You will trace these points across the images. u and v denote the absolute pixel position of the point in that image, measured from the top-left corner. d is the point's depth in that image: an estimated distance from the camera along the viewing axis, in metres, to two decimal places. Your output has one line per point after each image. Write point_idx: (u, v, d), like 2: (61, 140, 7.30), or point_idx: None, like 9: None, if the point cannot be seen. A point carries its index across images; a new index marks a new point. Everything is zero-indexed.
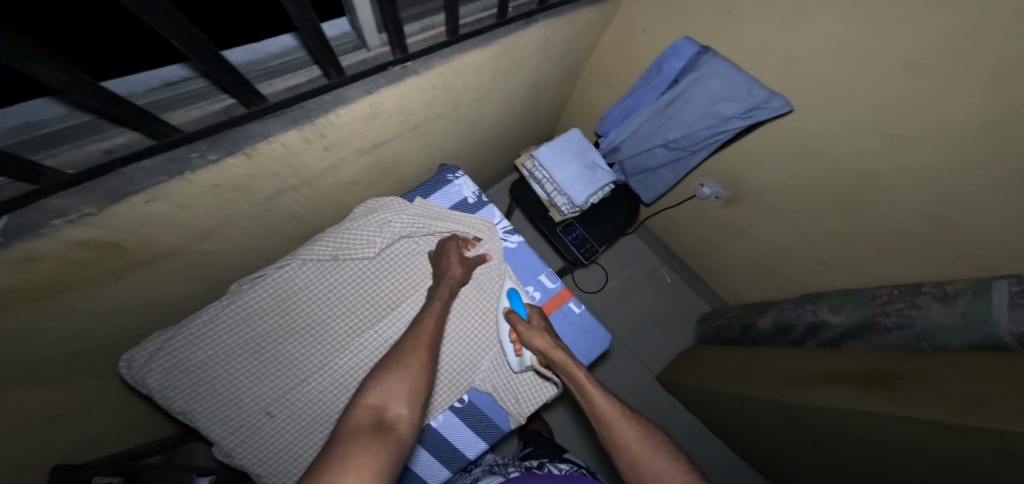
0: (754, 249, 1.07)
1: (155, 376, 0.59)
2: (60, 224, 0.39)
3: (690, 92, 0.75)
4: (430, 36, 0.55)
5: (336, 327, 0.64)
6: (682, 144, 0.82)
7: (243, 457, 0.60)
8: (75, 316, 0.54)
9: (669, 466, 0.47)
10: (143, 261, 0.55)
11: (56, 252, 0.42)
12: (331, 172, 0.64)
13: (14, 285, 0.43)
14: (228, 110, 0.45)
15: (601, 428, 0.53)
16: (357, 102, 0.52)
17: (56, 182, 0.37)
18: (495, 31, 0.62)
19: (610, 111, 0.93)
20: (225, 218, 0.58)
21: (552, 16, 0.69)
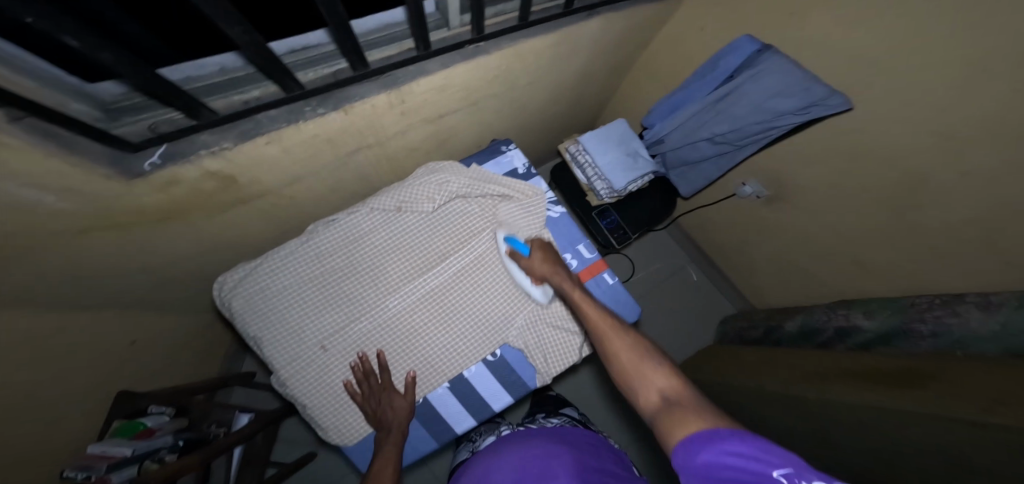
0: (787, 251, 1.07)
1: (240, 298, 0.70)
2: (205, 154, 0.50)
3: (745, 87, 0.78)
4: (501, 20, 0.62)
5: (390, 272, 0.72)
6: (729, 139, 0.85)
7: (299, 382, 0.69)
8: (186, 232, 0.66)
9: (654, 370, 0.47)
10: (245, 198, 0.66)
11: (194, 177, 0.53)
12: (399, 136, 0.73)
13: (160, 200, 0.54)
14: (337, 74, 0.54)
15: (596, 336, 0.54)
16: (436, 74, 0.60)
17: (209, 120, 0.47)
18: (560, 20, 0.67)
19: (659, 104, 0.97)
20: (311, 167, 0.68)
21: (611, 9, 0.73)
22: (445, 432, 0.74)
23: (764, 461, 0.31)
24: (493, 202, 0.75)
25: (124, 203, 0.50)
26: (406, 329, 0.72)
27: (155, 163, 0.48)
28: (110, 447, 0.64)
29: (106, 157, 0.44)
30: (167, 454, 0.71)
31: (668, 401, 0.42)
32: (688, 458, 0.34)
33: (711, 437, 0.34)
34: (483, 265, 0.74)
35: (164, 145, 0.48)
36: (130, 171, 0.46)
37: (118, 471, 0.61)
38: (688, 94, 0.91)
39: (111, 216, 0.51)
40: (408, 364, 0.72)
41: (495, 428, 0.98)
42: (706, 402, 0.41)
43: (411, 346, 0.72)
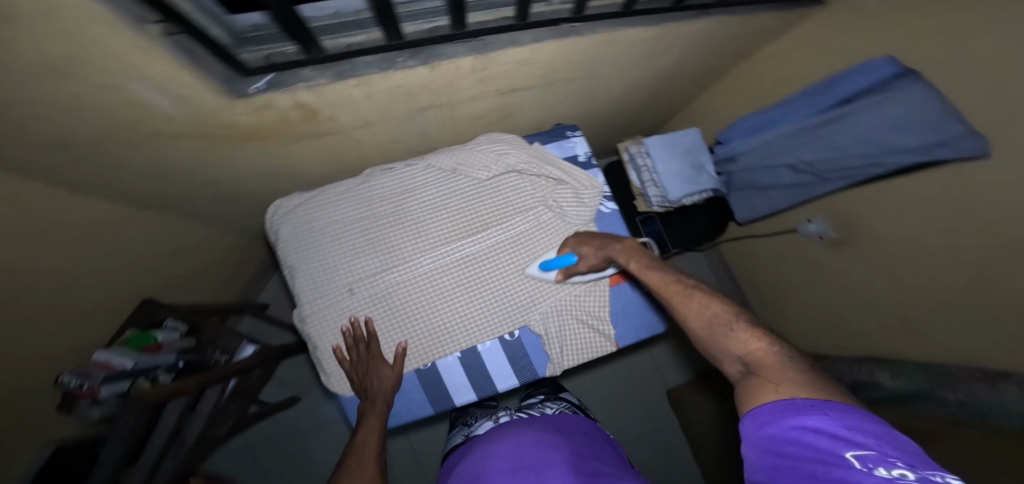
0: (827, 296, 1.09)
1: (288, 225, 0.71)
2: (302, 86, 0.53)
3: (858, 115, 0.76)
4: (604, 5, 0.61)
5: (430, 230, 0.72)
6: (815, 169, 0.84)
7: (323, 318, 0.71)
8: (260, 156, 0.70)
9: (732, 337, 0.44)
10: (319, 133, 0.68)
11: (285, 106, 0.55)
12: (470, 102, 0.74)
13: (253, 121, 0.57)
14: (434, 30, 0.55)
15: (665, 303, 0.53)
16: (525, 46, 0.60)
17: (318, 57, 0.50)
18: (663, 15, 0.66)
19: (745, 118, 0.94)
20: (383, 115, 0.70)
21: (709, 17, 0.71)
22: (443, 402, 0.74)
23: (848, 440, 0.27)
24: (548, 184, 0.74)
25: (219, 119, 0.53)
26: (432, 289, 0.71)
27: (260, 88, 0.51)
28: (115, 357, 0.72)
29: (223, 77, 0.47)
30: (162, 374, 0.76)
31: (753, 368, 0.39)
32: (753, 431, 0.32)
33: (781, 409, 0.31)
34: (523, 245, 0.72)
35: (272, 74, 0.51)
36: (239, 92, 0.49)
37: (109, 384, 0.68)
38: (782, 114, 0.89)
39: (205, 130, 0.55)
40: (424, 331, 0.71)
41: (491, 414, 0.98)
42: (796, 370, 0.36)
43: (432, 310, 0.71)
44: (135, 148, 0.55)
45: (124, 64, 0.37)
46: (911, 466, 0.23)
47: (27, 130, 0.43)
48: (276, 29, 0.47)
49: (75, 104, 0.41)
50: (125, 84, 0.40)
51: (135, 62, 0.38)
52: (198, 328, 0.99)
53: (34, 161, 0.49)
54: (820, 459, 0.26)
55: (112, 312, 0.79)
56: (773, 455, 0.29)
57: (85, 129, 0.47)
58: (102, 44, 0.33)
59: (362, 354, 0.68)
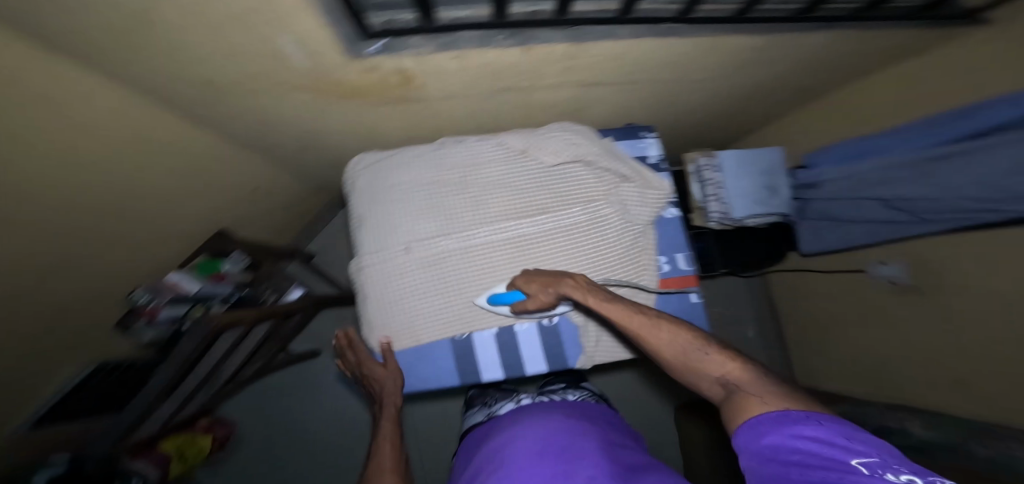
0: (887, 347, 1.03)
1: (361, 177, 0.75)
2: (411, 53, 0.58)
3: (970, 159, 0.69)
4: (719, 9, 0.60)
5: (490, 205, 0.74)
6: (914, 207, 0.80)
7: (376, 270, 0.74)
8: (351, 113, 0.76)
9: (703, 361, 0.53)
10: (406, 98, 0.73)
11: (389, 68, 0.61)
12: (549, 89, 0.76)
13: (355, 77, 0.63)
14: (535, 14, 0.58)
15: (637, 338, 0.59)
16: (622, 40, 0.60)
17: (429, 26, 0.55)
18: (780, 26, 0.64)
19: (838, 144, 0.92)
20: (467, 89, 0.74)
21: (815, 36, 0.68)
22: (469, 375, 0.76)
23: (842, 448, 0.32)
24: (613, 179, 0.74)
25: (330, 72, 0.59)
26: (484, 262, 0.73)
27: (375, 50, 0.57)
28: (184, 280, 0.82)
29: (348, 35, 0.53)
30: (217, 303, 0.87)
31: (729, 387, 0.49)
32: (753, 440, 0.38)
33: (781, 420, 0.37)
34: (576, 235, 0.73)
35: (387, 38, 0.57)
36: (354, 53, 0.56)
37: (170, 307, 0.80)
38: (888, 142, 0.84)
39: (317, 80, 0.61)
40: (467, 303, 0.74)
41: (511, 396, 1.00)
42: (764, 382, 0.47)
43: (478, 282, 0.73)
44: (259, 94, 0.63)
45: (279, 18, 0.44)
46: (914, 471, 0.28)
47: (195, 67, 0.52)
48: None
49: (232, 52, 0.50)
50: (275, 35, 0.48)
51: (288, 16, 0.44)
52: (258, 265, 1.09)
53: (183, 93, 0.58)
54: (821, 463, 0.32)
55: (200, 231, 0.90)
56: (778, 462, 0.34)
57: (230, 73, 0.55)
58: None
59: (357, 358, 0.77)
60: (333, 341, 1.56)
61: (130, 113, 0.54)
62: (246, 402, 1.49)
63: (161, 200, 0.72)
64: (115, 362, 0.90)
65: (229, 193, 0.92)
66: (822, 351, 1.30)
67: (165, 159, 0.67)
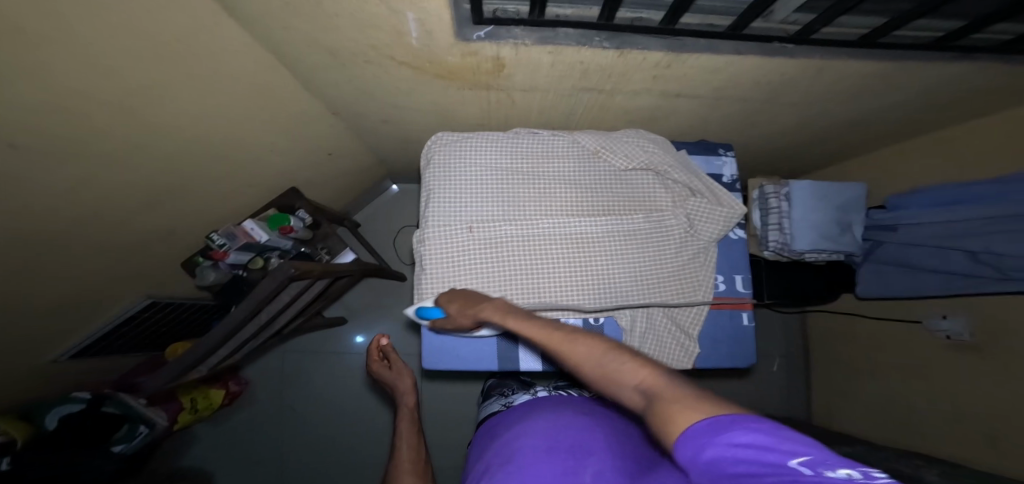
0: (927, 409, 1.01)
1: (437, 154, 0.78)
2: (512, 43, 0.62)
3: None
4: (842, 32, 0.60)
5: (556, 199, 0.76)
6: (1003, 263, 0.77)
7: (437, 243, 0.77)
8: (441, 95, 0.81)
9: (622, 369, 0.44)
10: (496, 85, 0.76)
11: (489, 54, 0.65)
12: (633, 95, 0.78)
13: (456, 60, 0.67)
14: (635, 20, 0.61)
15: (550, 356, 0.52)
16: (721, 54, 0.62)
17: (535, 17, 0.58)
18: (909, 55, 0.62)
19: (934, 188, 0.87)
20: (555, 85, 0.77)
21: (931, 71, 0.67)
22: (510, 361, 0.79)
23: (781, 451, 0.26)
24: (682, 193, 0.75)
25: (435, 51, 0.64)
26: (540, 252, 0.75)
27: (480, 36, 0.61)
28: (257, 230, 0.90)
29: (460, 19, 0.57)
30: (274, 256, 0.98)
31: (648, 397, 0.39)
32: (691, 457, 0.30)
33: (712, 426, 0.30)
34: (638, 241, 0.74)
35: (493, 26, 0.61)
36: (462, 37, 0.60)
37: (239, 252, 0.89)
38: (989, 192, 0.80)
39: (420, 59, 0.65)
40: (519, 291, 0.75)
41: (528, 389, 1.02)
42: (685, 385, 0.38)
43: (532, 271, 0.75)
44: (364, 66, 0.67)
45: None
46: (851, 465, 0.25)
47: (326, 35, 0.57)
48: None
49: (360, 24, 0.54)
50: (403, 11, 0.51)
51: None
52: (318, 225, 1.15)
53: (301, 56, 0.63)
54: (777, 478, 0.25)
55: (274, 185, 0.96)
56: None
57: (348, 43, 0.60)
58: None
59: (380, 367, 0.90)
60: (364, 308, 1.63)
61: (253, 63, 0.60)
62: (276, 353, 1.58)
63: (254, 149, 0.78)
64: (167, 301, 0.94)
65: (310, 154, 0.98)
66: (853, 399, 1.27)
67: (269, 112, 0.73)
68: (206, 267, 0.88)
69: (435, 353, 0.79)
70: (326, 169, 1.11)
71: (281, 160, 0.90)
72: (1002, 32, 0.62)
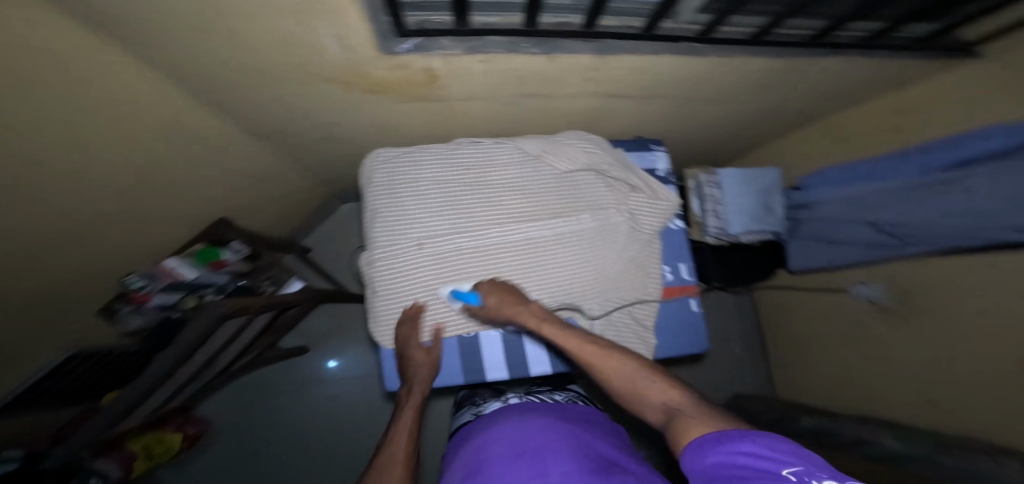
0: (864, 364, 1.12)
1: (377, 172, 0.75)
2: (440, 54, 0.60)
3: (971, 182, 0.73)
4: (734, 32, 0.65)
5: (504, 206, 0.76)
6: (899, 230, 0.86)
7: (386, 263, 0.74)
8: (376, 110, 0.77)
9: (650, 387, 0.52)
10: (431, 96, 0.75)
11: (419, 67, 0.63)
12: (569, 98, 0.80)
13: (385, 74, 0.64)
14: (562, 25, 0.62)
15: (587, 367, 0.58)
16: (643, 55, 0.65)
17: (462, 28, 0.57)
18: (793, 50, 0.68)
19: (832, 169, 1.00)
20: (492, 93, 0.76)
21: (829, 62, 0.74)
22: (476, 374, 0.77)
23: (774, 460, 0.32)
24: (623, 189, 0.78)
25: (361, 66, 0.61)
26: (494, 261, 0.74)
27: (407, 48, 0.59)
28: (181, 267, 0.80)
29: (384, 32, 0.55)
30: (211, 293, 0.85)
31: (671, 412, 0.47)
32: (698, 461, 0.37)
33: (719, 439, 0.37)
34: (587, 240, 0.75)
35: (420, 38, 0.59)
36: (387, 50, 0.58)
37: (163, 294, 0.77)
38: (882, 168, 0.91)
39: (344, 73, 0.62)
40: (478, 302, 0.75)
41: (499, 396, 1.01)
42: (703, 406, 0.46)
43: (488, 281, 0.74)
44: (285, 84, 0.63)
45: (326, 11, 0.46)
46: (833, 476, 0.30)
47: (236, 54, 0.53)
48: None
49: (272, 42, 0.51)
50: (317, 28, 0.49)
51: (337, 10, 0.46)
52: (258, 254, 1.07)
53: (211, 77, 0.58)
54: (763, 477, 0.31)
55: (199, 216, 0.87)
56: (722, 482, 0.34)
57: (264, 62, 0.56)
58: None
59: (410, 328, 0.72)
60: (330, 335, 1.54)
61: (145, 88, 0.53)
62: (229, 397, 1.45)
63: (172, 180, 0.70)
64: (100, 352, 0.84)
65: (238, 179, 0.91)
66: (803, 362, 1.38)
67: (180, 138, 0.66)
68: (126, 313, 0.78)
69: (398, 376, 0.76)
70: (258, 193, 1.03)
71: (204, 190, 0.82)
72: (865, 29, 0.72)
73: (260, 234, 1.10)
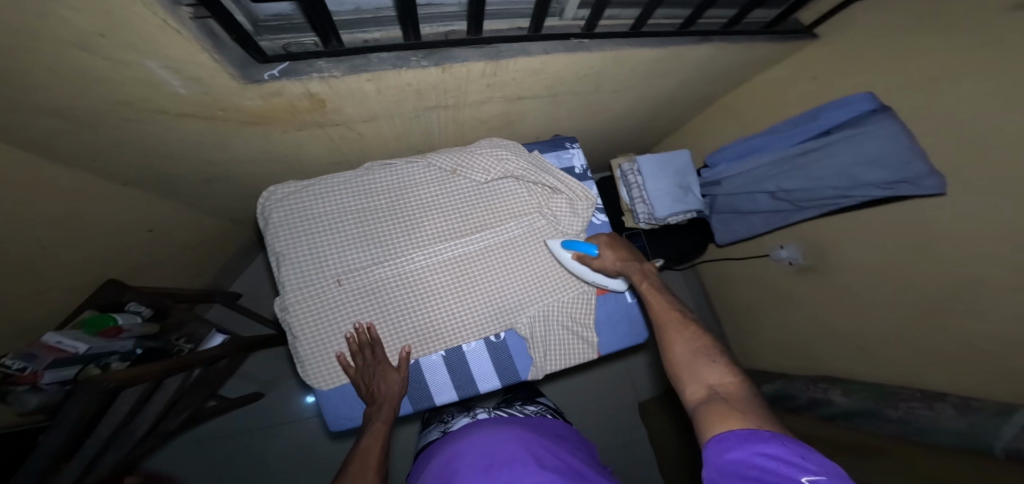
0: (802, 315, 1.22)
1: (278, 212, 0.69)
2: (316, 77, 0.54)
3: (838, 146, 0.82)
4: (614, 24, 0.67)
5: (426, 227, 0.72)
6: (792, 197, 0.93)
7: (304, 308, 0.68)
8: (261, 141, 0.70)
9: (708, 366, 0.50)
10: (322, 122, 0.68)
11: (296, 94, 0.57)
12: (476, 105, 0.77)
13: (259, 105, 0.57)
14: (448, 34, 0.59)
15: (656, 328, 0.59)
16: (536, 56, 0.63)
17: (334, 49, 0.52)
18: (668, 38, 0.71)
19: (731, 145, 1.04)
20: (392, 111, 0.72)
21: (717, 41, 0.77)
22: (424, 400, 0.73)
23: (799, 465, 0.33)
24: (543, 192, 0.77)
25: (230, 100, 0.54)
26: (423, 285, 0.71)
27: (273, 75, 0.52)
28: (67, 341, 0.66)
29: (237, 61, 0.49)
30: (116, 360, 0.75)
31: (716, 394, 0.46)
32: (717, 454, 0.38)
33: (745, 437, 0.38)
34: (516, 249, 0.75)
35: (286, 62, 0.53)
36: (250, 78, 0.50)
37: (56, 371, 0.65)
38: (766, 142, 0.97)
39: (205, 108, 0.54)
40: (413, 328, 0.71)
41: (468, 410, 0.96)
42: (753, 403, 0.43)
43: (422, 306, 0.71)
44: (136, 124, 0.55)
45: (147, 39, 0.38)
46: None
47: (52, 96, 0.44)
48: (300, 20, 0.51)
49: (91, 78, 0.43)
50: (138, 60, 0.41)
51: (155, 39, 0.39)
52: (166, 312, 0.96)
53: (34, 130, 0.49)
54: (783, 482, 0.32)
55: (76, 288, 0.75)
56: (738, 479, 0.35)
57: (93, 100, 0.47)
58: (134, 18, 0.34)
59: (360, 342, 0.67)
60: (289, 382, 1.44)
61: None
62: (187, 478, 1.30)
63: (20, 256, 0.59)
64: None
65: (120, 238, 0.79)
66: (750, 321, 1.48)
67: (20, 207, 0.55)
68: (21, 394, 0.62)
69: (340, 417, 0.71)
70: (150, 250, 0.91)
71: (74, 261, 0.71)
72: (722, 16, 0.77)
73: (167, 290, 0.98)
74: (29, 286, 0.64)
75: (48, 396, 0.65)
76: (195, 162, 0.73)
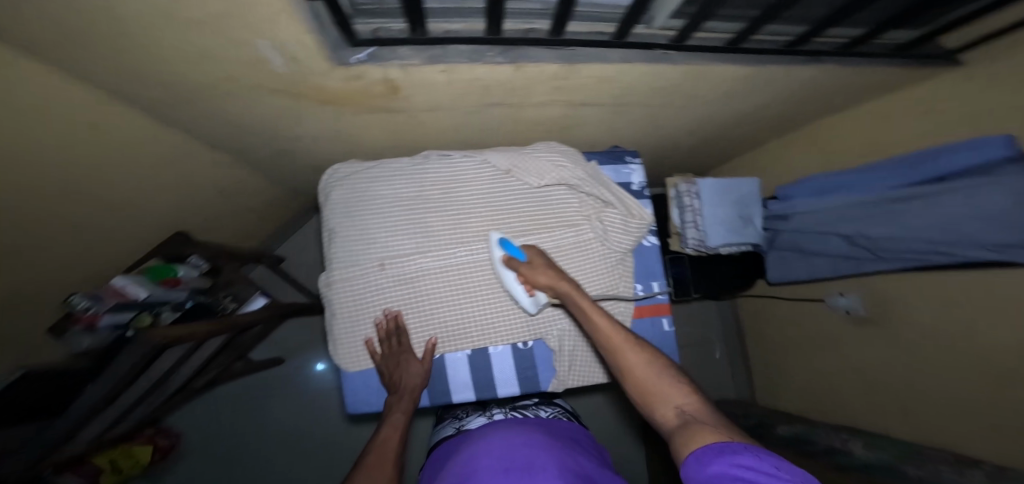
0: (844, 369, 1.12)
1: (337, 191, 0.71)
2: (397, 64, 0.55)
3: (943, 199, 0.74)
4: (707, 37, 0.63)
5: (472, 223, 0.71)
6: (873, 244, 0.86)
7: (347, 286, 0.69)
8: (327, 121, 0.72)
9: (672, 386, 0.47)
10: (389, 108, 0.70)
11: (374, 79, 0.58)
12: (537, 106, 0.76)
13: (339, 88, 0.59)
14: (528, 31, 0.58)
15: (607, 352, 0.53)
16: (613, 63, 0.61)
17: (418, 37, 0.52)
18: (767, 57, 0.66)
19: (812, 178, 0.97)
20: (454, 103, 0.72)
21: (815, 64, 0.71)
22: (441, 395, 0.71)
23: (774, 475, 0.30)
24: (596, 205, 0.75)
25: (312, 80, 0.56)
26: (461, 281, 0.70)
27: (359, 59, 0.53)
28: (130, 287, 0.69)
29: (333, 42, 0.50)
30: (167, 310, 0.76)
31: (687, 417, 0.42)
32: (698, 471, 0.34)
33: (722, 451, 0.34)
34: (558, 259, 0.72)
35: (374, 47, 0.54)
36: (339, 60, 0.52)
37: (115, 314, 0.65)
38: (859, 179, 0.90)
39: (290, 87, 0.57)
40: (444, 325, 0.71)
41: (483, 409, 0.95)
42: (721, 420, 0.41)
43: (455, 302, 0.71)
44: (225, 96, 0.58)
45: (262, 22, 0.40)
46: None
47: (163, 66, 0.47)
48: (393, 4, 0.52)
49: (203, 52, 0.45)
50: (251, 40, 0.43)
51: (270, 23, 0.40)
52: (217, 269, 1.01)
53: (144, 93, 0.53)
54: None
55: (149, 237, 0.81)
56: None
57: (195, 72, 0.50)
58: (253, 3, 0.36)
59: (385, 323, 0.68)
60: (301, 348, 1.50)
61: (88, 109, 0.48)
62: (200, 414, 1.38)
63: (115, 204, 0.65)
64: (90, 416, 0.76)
65: (195, 198, 0.86)
66: (783, 365, 1.38)
67: (123, 163, 0.60)
68: (76, 333, 0.64)
69: (359, 399, 0.71)
70: (215, 209, 0.97)
71: (155, 213, 0.77)
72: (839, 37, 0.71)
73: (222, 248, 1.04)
74: (114, 231, 0.70)
75: (100, 339, 0.66)
76: (264, 133, 0.77)
